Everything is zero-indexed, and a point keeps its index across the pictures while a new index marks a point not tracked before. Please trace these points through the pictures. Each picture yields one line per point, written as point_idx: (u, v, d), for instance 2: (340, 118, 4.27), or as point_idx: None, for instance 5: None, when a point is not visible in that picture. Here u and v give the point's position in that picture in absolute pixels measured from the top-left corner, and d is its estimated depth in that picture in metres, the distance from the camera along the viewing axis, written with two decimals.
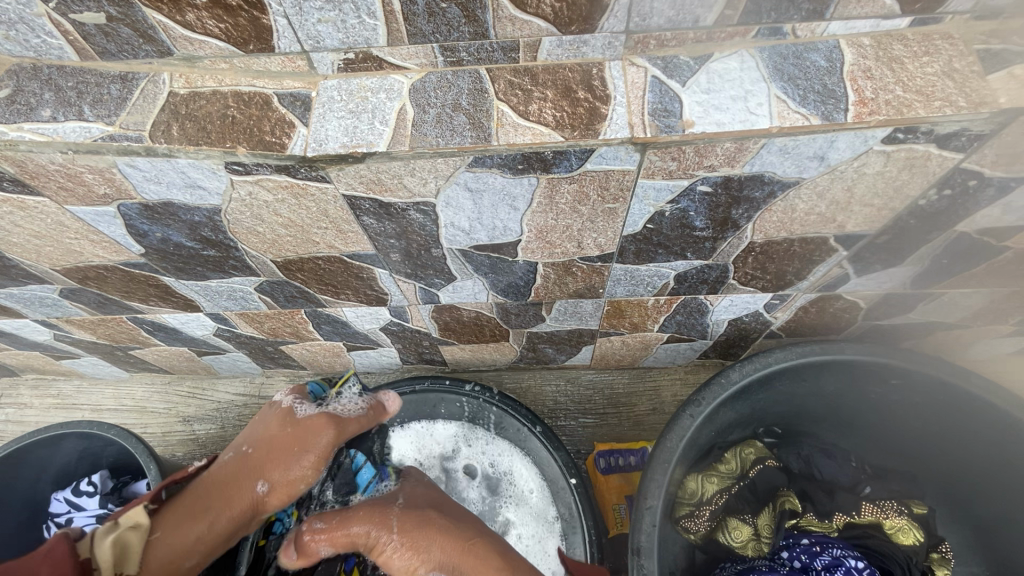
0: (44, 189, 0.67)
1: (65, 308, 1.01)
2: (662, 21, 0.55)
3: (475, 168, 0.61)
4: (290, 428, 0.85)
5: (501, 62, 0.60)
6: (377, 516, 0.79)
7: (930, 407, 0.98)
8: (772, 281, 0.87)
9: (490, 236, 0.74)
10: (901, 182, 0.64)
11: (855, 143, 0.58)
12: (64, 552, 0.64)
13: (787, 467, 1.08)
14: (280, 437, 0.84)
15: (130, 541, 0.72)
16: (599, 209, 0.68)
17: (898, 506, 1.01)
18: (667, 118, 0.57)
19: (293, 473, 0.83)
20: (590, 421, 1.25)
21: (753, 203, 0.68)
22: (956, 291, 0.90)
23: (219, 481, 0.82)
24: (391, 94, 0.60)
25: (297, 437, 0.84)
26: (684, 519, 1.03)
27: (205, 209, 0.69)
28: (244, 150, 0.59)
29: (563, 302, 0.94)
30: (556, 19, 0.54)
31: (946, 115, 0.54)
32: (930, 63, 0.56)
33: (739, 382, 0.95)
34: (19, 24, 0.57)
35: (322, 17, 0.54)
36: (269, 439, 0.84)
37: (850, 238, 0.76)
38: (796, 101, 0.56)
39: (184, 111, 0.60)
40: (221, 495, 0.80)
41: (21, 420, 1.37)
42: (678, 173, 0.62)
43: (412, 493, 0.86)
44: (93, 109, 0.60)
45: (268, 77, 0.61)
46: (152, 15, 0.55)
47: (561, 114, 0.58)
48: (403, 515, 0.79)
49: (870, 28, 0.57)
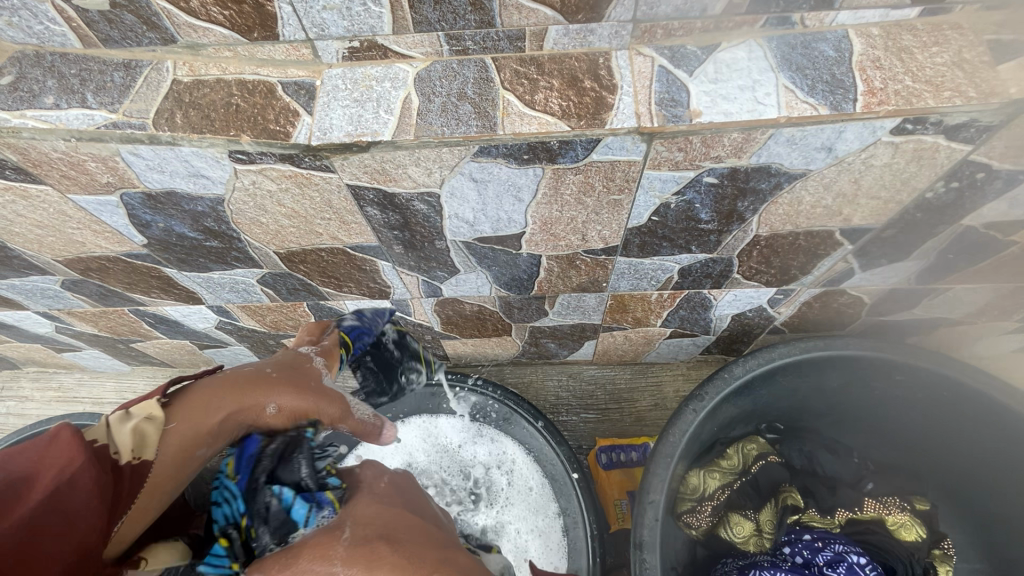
0: (46, 178, 0.67)
1: (66, 300, 1.01)
2: (670, 9, 0.55)
3: (479, 158, 0.61)
4: (315, 381, 0.73)
5: (507, 51, 0.59)
6: (321, 547, 0.49)
7: (932, 404, 0.98)
8: (777, 275, 0.87)
9: (494, 227, 0.74)
10: (908, 175, 0.64)
11: (863, 134, 0.58)
12: (75, 435, 0.51)
13: (788, 463, 1.08)
14: (305, 380, 0.72)
15: (148, 432, 0.56)
16: (604, 200, 0.68)
17: (900, 501, 1.02)
18: (674, 108, 0.56)
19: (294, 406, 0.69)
20: (591, 417, 1.25)
21: (759, 195, 0.67)
22: (961, 287, 0.90)
23: (231, 385, 0.64)
24: (396, 83, 0.60)
25: (320, 389, 0.72)
26: (685, 515, 1.02)
27: (208, 199, 0.69)
28: (247, 138, 0.58)
29: (566, 296, 0.94)
30: (563, 7, 0.54)
31: (955, 105, 0.54)
32: (939, 53, 0.56)
33: (741, 377, 0.94)
34: (22, 10, 0.56)
35: (327, 4, 0.54)
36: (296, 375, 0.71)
37: (856, 232, 0.75)
38: (805, 91, 0.56)
39: (187, 99, 0.59)
40: (233, 391, 0.64)
41: (22, 413, 1.37)
42: (684, 164, 0.61)
43: (386, 501, 0.56)
44: (96, 96, 0.60)
45: (272, 66, 0.61)
46: (155, 2, 0.54)
47: (567, 103, 0.57)
48: (354, 546, 0.48)
49: (878, 18, 0.57)
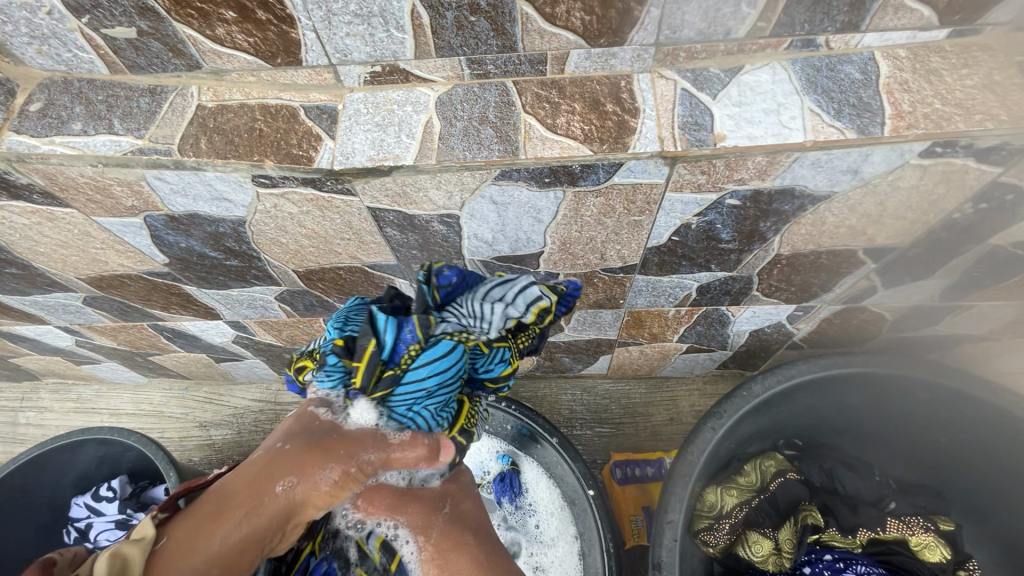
0: (72, 201, 0.68)
1: (87, 315, 1.02)
2: (693, 34, 0.55)
3: (501, 181, 0.60)
4: (342, 440, 0.50)
5: (527, 75, 0.59)
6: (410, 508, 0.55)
7: (955, 421, 0.95)
8: (797, 293, 0.85)
9: (512, 247, 0.74)
10: (936, 196, 0.63)
11: (891, 157, 0.57)
12: None
13: (808, 480, 1.04)
14: (331, 443, 0.50)
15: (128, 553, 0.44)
16: (624, 221, 0.67)
17: (925, 521, 0.98)
18: (698, 132, 0.56)
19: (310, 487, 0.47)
20: (606, 431, 1.23)
21: (781, 216, 0.67)
22: (986, 304, 0.88)
23: (246, 480, 0.47)
24: (417, 107, 0.60)
25: (339, 441, 0.51)
26: (702, 532, 0.99)
27: (230, 221, 0.70)
28: (270, 163, 0.59)
29: (583, 312, 0.93)
30: (586, 32, 0.54)
31: (987, 129, 0.53)
32: (969, 75, 0.55)
33: (761, 395, 0.93)
34: (52, 39, 0.57)
35: (351, 31, 0.54)
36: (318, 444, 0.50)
37: (880, 251, 0.74)
38: (831, 115, 0.55)
39: (211, 124, 0.60)
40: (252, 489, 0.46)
41: (41, 423, 1.38)
42: (706, 186, 0.61)
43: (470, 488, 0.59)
44: (123, 122, 0.61)
45: (294, 90, 0.61)
46: (182, 30, 0.55)
47: (589, 127, 0.57)
48: (448, 525, 0.53)
49: (905, 40, 0.56)
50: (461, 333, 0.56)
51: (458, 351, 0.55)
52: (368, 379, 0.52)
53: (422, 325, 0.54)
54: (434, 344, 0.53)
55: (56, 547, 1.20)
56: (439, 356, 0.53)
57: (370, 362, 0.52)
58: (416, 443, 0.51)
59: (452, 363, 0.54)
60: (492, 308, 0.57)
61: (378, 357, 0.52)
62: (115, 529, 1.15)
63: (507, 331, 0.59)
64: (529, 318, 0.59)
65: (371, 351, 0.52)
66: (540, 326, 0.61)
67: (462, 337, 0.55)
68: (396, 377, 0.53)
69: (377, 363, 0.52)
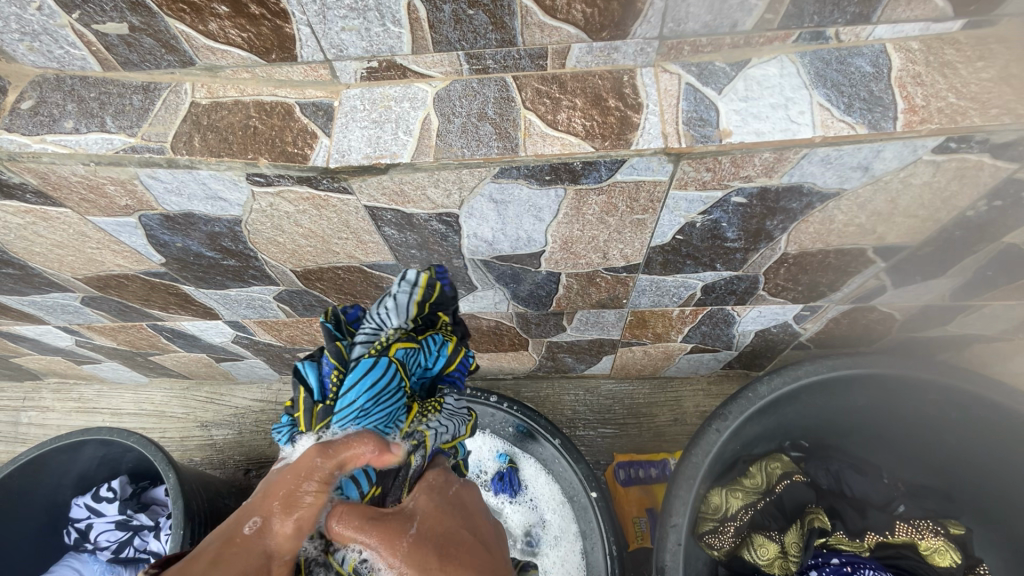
0: (66, 201, 0.67)
1: (86, 315, 1.01)
2: (698, 26, 0.53)
3: (500, 179, 0.59)
4: (298, 466, 0.42)
5: (528, 70, 0.58)
6: (380, 538, 0.39)
7: (967, 423, 0.93)
8: (804, 292, 0.84)
9: (512, 246, 0.72)
10: (949, 194, 0.61)
11: (903, 152, 0.55)
12: None
13: (814, 482, 1.02)
14: (285, 474, 0.41)
15: None
16: (627, 220, 0.66)
17: (934, 526, 0.96)
18: (702, 127, 0.54)
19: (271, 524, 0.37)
20: (609, 432, 1.22)
21: (789, 214, 0.65)
22: (998, 303, 0.86)
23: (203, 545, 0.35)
24: (415, 103, 0.58)
25: (294, 467, 0.42)
26: (707, 534, 0.97)
27: (226, 220, 0.68)
28: (265, 161, 0.58)
29: (585, 312, 0.92)
30: (587, 25, 0.52)
31: (1004, 123, 0.51)
32: (985, 68, 0.53)
33: (767, 396, 0.91)
34: (43, 35, 0.56)
35: (346, 25, 0.53)
36: (270, 483, 0.41)
37: (890, 250, 0.72)
38: (841, 110, 0.53)
39: (205, 122, 0.59)
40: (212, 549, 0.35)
41: (43, 423, 1.38)
42: (711, 184, 0.59)
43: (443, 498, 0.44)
44: (115, 120, 0.60)
45: (290, 86, 0.60)
46: (174, 25, 0.54)
47: (591, 123, 0.56)
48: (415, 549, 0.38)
49: (918, 32, 0.54)
50: (373, 344, 0.58)
51: (372, 364, 0.54)
52: (306, 422, 0.53)
53: (337, 356, 0.57)
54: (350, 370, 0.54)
55: (57, 547, 1.20)
56: (358, 377, 0.53)
57: (303, 407, 0.55)
58: (364, 442, 0.44)
59: (374, 379, 0.54)
60: (382, 306, 0.61)
61: (309, 399, 0.55)
62: (116, 531, 1.16)
63: (410, 321, 0.62)
64: (419, 294, 0.62)
65: (301, 397, 0.56)
66: (434, 300, 0.64)
67: (376, 348, 0.57)
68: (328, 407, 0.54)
69: (311, 404, 0.55)
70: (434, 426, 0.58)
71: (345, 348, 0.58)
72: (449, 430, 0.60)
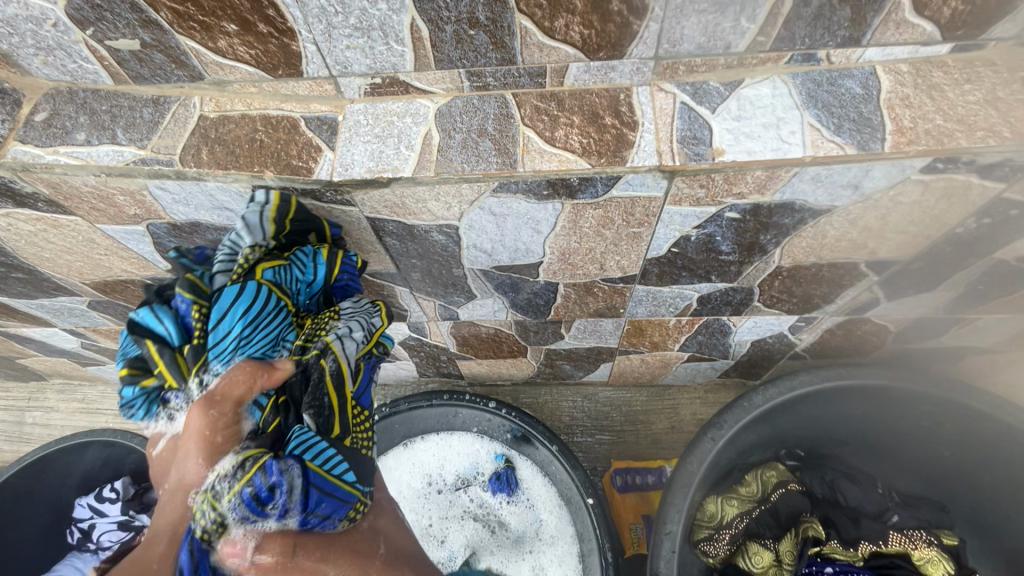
0: (76, 210, 0.69)
1: (92, 318, 1.03)
2: (692, 47, 0.54)
3: (499, 194, 0.61)
4: (199, 429, 0.48)
5: (527, 87, 0.59)
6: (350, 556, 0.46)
7: (961, 434, 0.94)
8: (799, 304, 0.85)
9: (511, 257, 0.74)
10: (938, 212, 0.63)
11: (891, 172, 0.57)
12: None
13: (809, 491, 1.02)
14: (189, 441, 0.48)
15: None
16: (623, 233, 0.67)
17: (927, 536, 0.95)
18: (696, 146, 0.56)
19: (185, 471, 0.46)
20: (607, 438, 1.23)
21: (781, 229, 0.66)
22: (990, 317, 0.87)
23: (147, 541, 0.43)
24: (417, 118, 0.60)
25: (194, 432, 0.48)
26: (702, 542, 0.98)
27: (230, 230, 0.70)
28: (270, 174, 0.59)
29: (582, 320, 0.93)
30: (585, 46, 0.54)
31: (989, 146, 0.53)
32: (971, 91, 0.55)
33: (763, 406, 0.93)
34: (57, 50, 0.58)
35: (350, 44, 0.55)
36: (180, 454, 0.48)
37: (882, 264, 0.74)
38: (831, 130, 0.55)
39: (213, 135, 0.61)
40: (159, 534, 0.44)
41: (47, 423, 1.40)
42: (705, 200, 0.60)
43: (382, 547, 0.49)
44: (126, 132, 0.61)
45: (295, 101, 0.62)
46: (184, 42, 0.55)
47: (587, 141, 0.57)
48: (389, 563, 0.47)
49: (907, 55, 0.55)
50: (235, 267, 0.58)
51: (237, 292, 0.56)
52: (175, 372, 0.54)
53: (192, 289, 0.57)
54: (215, 302, 0.56)
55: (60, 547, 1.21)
56: (229, 303, 0.56)
57: (165, 359, 0.55)
58: (246, 376, 0.50)
59: (247, 304, 0.57)
60: (235, 230, 0.60)
61: (167, 348, 0.55)
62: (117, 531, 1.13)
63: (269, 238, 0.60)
64: (274, 208, 0.60)
65: (160, 348, 0.55)
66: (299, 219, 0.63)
67: (238, 273, 0.58)
68: (199, 344, 0.55)
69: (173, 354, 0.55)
70: (340, 331, 0.62)
71: (202, 280, 0.58)
72: (362, 329, 0.64)
